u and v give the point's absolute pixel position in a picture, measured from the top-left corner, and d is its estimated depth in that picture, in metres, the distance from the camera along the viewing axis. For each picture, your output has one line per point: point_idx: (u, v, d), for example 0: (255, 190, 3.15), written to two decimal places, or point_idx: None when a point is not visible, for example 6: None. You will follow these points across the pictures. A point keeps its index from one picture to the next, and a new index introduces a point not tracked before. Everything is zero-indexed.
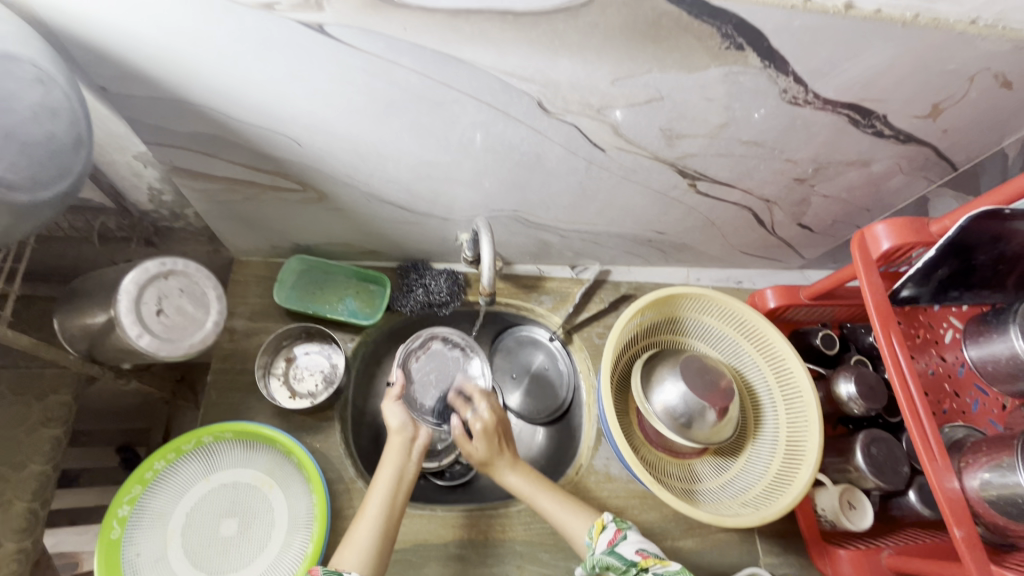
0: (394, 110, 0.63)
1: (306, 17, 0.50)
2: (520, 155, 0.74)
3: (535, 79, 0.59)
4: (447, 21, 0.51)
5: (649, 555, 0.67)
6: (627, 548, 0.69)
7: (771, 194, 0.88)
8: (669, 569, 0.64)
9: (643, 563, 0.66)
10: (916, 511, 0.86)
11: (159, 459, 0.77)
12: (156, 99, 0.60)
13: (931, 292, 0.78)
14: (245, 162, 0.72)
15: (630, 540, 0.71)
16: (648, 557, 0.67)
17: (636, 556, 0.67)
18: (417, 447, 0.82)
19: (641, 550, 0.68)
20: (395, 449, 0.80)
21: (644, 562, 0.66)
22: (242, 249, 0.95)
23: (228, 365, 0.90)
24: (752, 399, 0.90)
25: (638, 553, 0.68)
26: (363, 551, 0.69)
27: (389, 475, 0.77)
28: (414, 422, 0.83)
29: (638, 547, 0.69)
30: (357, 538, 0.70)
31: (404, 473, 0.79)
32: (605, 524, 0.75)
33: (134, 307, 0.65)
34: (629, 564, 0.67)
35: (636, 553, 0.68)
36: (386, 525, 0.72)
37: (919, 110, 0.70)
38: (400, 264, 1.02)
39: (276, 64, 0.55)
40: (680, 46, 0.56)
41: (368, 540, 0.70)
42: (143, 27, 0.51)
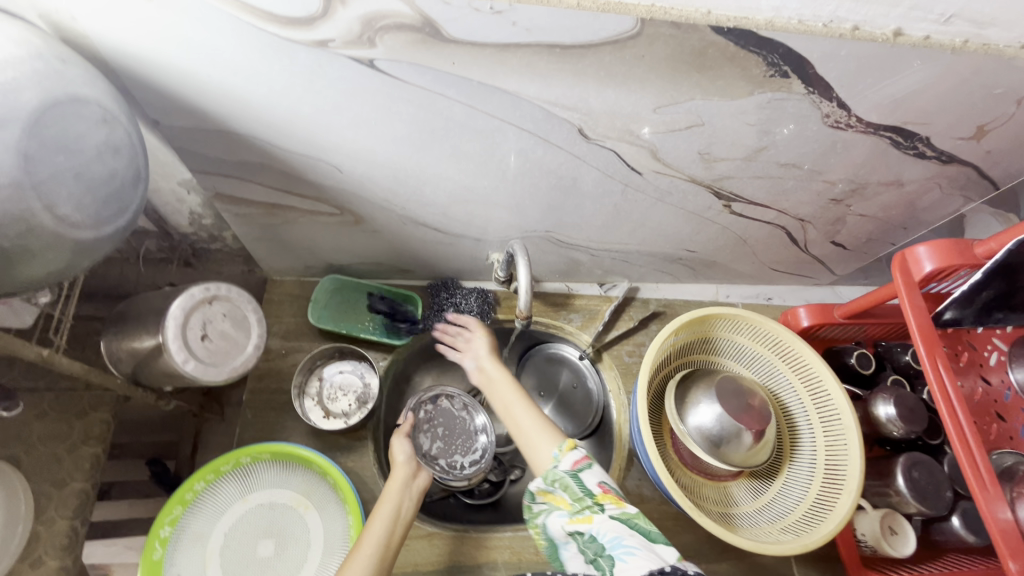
0: (436, 138, 0.64)
1: (358, 53, 0.51)
2: (556, 180, 0.74)
3: (577, 107, 0.60)
4: (496, 54, 0.52)
5: (609, 491, 0.63)
6: (589, 476, 0.65)
7: (805, 213, 0.88)
8: (626, 513, 0.62)
9: (601, 500, 0.63)
10: (960, 537, 0.83)
11: (198, 480, 0.78)
12: (205, 131, 0.61)
13: (975, 313, 0.76)
14: (287, 189, 0.73)
15: (593, 469, 0.66)
16: (608, 494, 0.63)
17: (596, 489, 0.64)
18: (417, 488, 0.75)
19: (603, 483, 0.64)
20: (395, 485, 0.74)
21: (602, 498, 0.63)
22: (277, 269, 0.97)
23: (263, 385, 0.92)
24: (788, 421, 0.89)
25: (598, 486, 0.64)
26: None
27: (388, 511, 0.71)
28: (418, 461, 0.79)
29: (600, 477, 0.65)
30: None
31: (402, 511, 0.72)
32: (577, 443, 0.67)
33: (181, 332, 0.66)
34: (588, 497, 0.63)
35: (597, 485, 0.64)
36: (381, 565, 0.66)
37: (963, 132, 0.69)
38: (430, 282, 1.03)
39: (325, 98, 0.56)
40: (725, 74, 0.56)
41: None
42: (200, 64, 0.52)
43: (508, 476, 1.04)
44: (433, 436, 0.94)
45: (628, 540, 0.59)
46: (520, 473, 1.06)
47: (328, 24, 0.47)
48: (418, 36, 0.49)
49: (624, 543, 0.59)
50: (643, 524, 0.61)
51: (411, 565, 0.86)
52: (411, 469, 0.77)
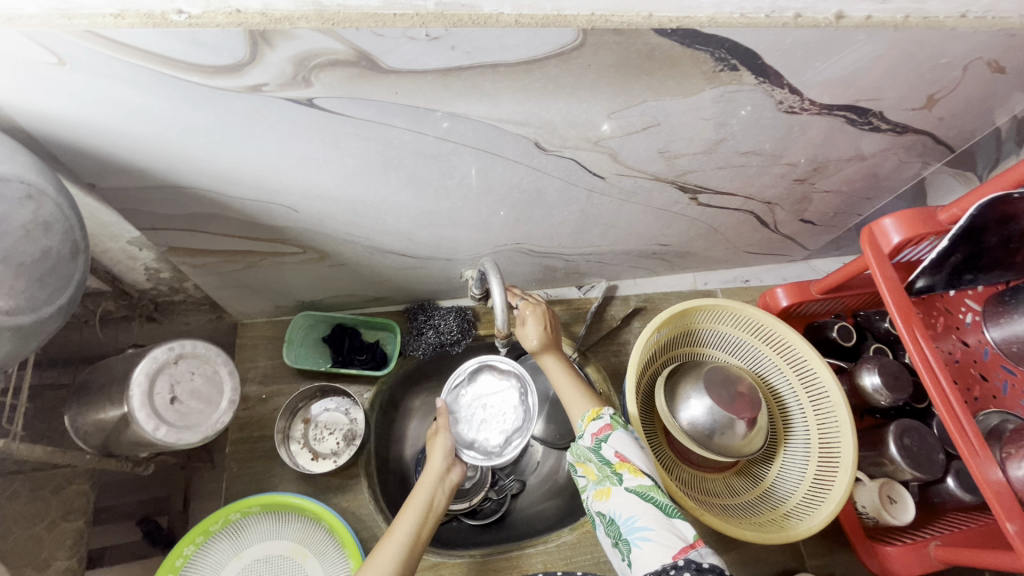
0: (390, 168, 0.62)
1: (294, 93, 0.48)
2: (520, 194, 0.73)
3: (530, 122, 0.58)
4: (439, 79, 0.50)
5: (626, 461, 0.64)
6: (608, 448, 0.66)
7: (771, 196, 0.88)
8: (642, 487, 0.62)
9: (618, 471, 0.64)
10: (957, 497, 0.84)
11: (188, 543, 0.75)
12: (145, 187, 0.58)
13: (946, 279, 0.77)
14: (243, 234, 0.70)
15: (613, 439, 0.67)
16: (624, 464, 0.64)
17: (613, 459, 0.65)
18: (450, 483, 0.73)
19: (619, 453, 0.65)
20: (428, 478, 0.72)
21: (619, 469, 0.64)
22: (246, 313, 0.93)
23: (245, 434, 0.89)
24: (779, 403, 0.89)
25: (616, 456, 0.65)
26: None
27: (421, 500, 0.69)
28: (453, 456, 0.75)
29: (617, 448, 0.66)
30: (382, 562, 0.62)
31: (435, 503, 0.70)
32: (600, 414, 0.70)
33: (147, 399, 0.63)
34: (606, 469, 0.65)
35: (614, 456, 0.65)
36: (410, 554, 0.64)
37: (914, 103, 0.70)
38: (406, 306, 1.01)
39: (267, 141, 0.54)
40: (675, 74, 0.55)
41: (391, 570, 0.61)
42: (126, 121, 0.49)
43: (508, 492, 1.04)
44: (470, 422, 0.83)
45: (642, 519, 0.60)
46: (521, 486, 1.06)
47: (258, 68, 0.45)
48: (355, 70, 0.47)
49: (638, 524, 0.60)
50: (660, 498, 0.61)
51: None
52: (446, 464, 0.74)
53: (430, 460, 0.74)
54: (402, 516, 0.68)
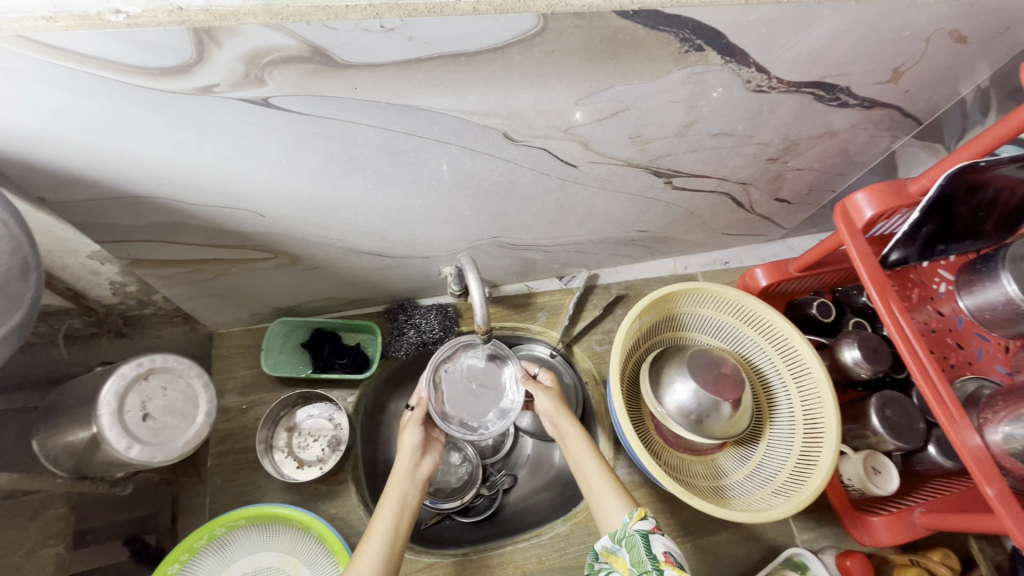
0: (357, 166, 0.60)
1: (249, 93, 0.47)
2: (492, 186, 0.71)
3: (497, 112, 0.57)
4: (399, 72, 0.48)
5: (673, 561, 0.59)
6: (657, 544, 0.62)
7: (746, 177, 0.88)
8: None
9: (662, 566, 0.58)
10: (939, 464, 0.86)
11: (173, 562, 0.73)
12: (99, 199, 0.56)
13: (919, 250, 0.78)
14: (210, 243, 0.68)
15: (666, 540, 0.62)
16: (670, 562, 0.59)
17: (659, 555, 0.60)
18: (422, 476, 0.77)
19: (668, 552, 0.60)
20: (400, 475, 0.75)
21: (662, 566, 0.58)
22: (221, 323, 0.91)
23: (227, 447, 0.87)
24: (763, 383, 0.90)
25: (663, 554, 0.60)
26: (370, 574, 0.65)
27: (395, 498, 0.72)
28: (423, 451, 0.78)
29: (667, 547, 0.61)
30: (364, 564, 0.66)
31: (408, 498, 0.73)
32: (647, 514, 0.66)
33: (117, 418, 0.61)
34: (648, 560, 0.60)
35: (661, 553, 0.60)
36: (392, 551, 0.68)
37: (880, 77, 0.70)
38: (386, 306, 0.99)
39: (226, 144, 0.52)
40: (640, 57, 0.55)
41: (375, 568, 0.66)
42: (72, 130, 0.47)
43: (499, 487, 1.03)
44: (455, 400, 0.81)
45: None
46: (512, 481, 1.04)
47: (207, 68, 0.43)
48: (310, 66, 0.45)
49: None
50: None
51: None
52: (416, 459, 0.77)
53: (400, 456, 0.77)
54: (379, 516, 0.71)
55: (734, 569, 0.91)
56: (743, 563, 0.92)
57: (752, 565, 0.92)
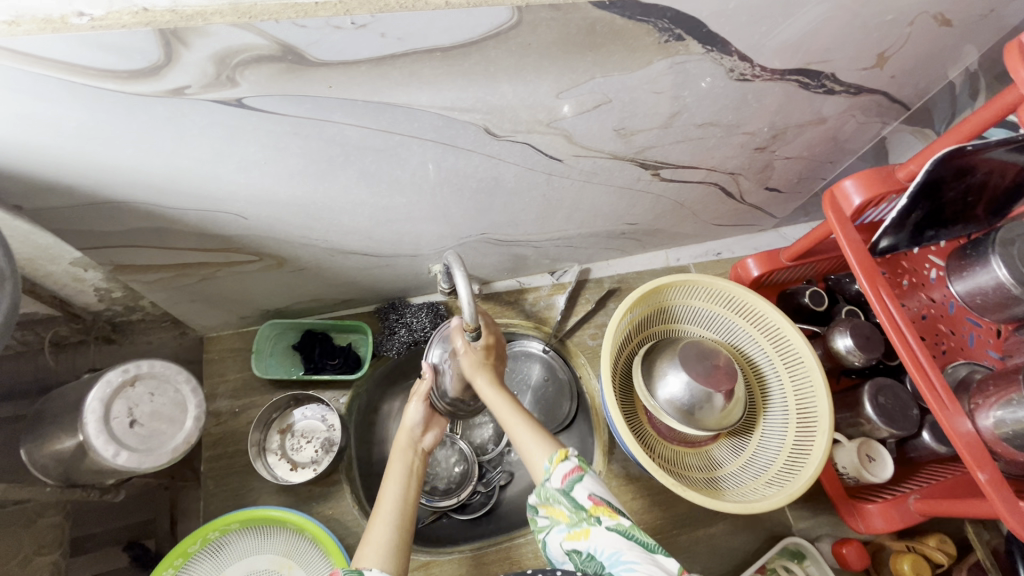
0: (336, 166, 0.60)
1: (221, 95, 0.46)
2: (476, 182, 0.71)
3: (476, 108, 0.56)
4: (373, 69, 0.48)
5: (602, 502, 0.58)
6: (581, 490, 0.60)
7: (734, 166, 0.87)
8: (622, 526, 0.57)
9: (595, 513, 0.58)
10: (933, 450, 0.86)
11: (167, 568, 0.73)
12: (76, 205, 0.56)
13: (909, 236, 0.78)
14: (194, 247, 0.68)
15: (585, 480, 0.60)
16: (600, 505, 0.58)
17: (588, 501, 0.59)
18: (424, 448, 0.76)
19: (593, 494, 0.59)
20: (400, 448, 0.74)
21: (595, 511, 0.58)
22: (210, 327, 0.91)
23: (220, 450, 0.87)
24: (756, 373, 0.90)
25: (590, 498, 0.59)
26: (383, 543, 0.60)
27: (400, 468, 0.70)
28: (425, 425, 0.78)
29: (591, 489, 0.59)
30: (377, 534, 0.60)
31: (413, 467, 0.71)
32: (567, 454, 0.63)
33: (103, 425, 0.61)
34: (581, 512, 0.58)
35: (587, 499, 0.59)
36: (405, 517, 0.64)
37: (865, 62, 0.70)
38: (377, 306, 0.99)
39: (202, 147, 0.52)
40: (618, 48, 0.54)
41: (387, 537, 0.60)
42: (42, 136, 0.46)
43: (495, 484, 1.03)
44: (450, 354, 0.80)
45: (626, 555, 0.54)
46: (508, 477, 1.04)
47: (177, 70, 0.43)
48: (282, 65, 0.45)
49: (623, 559, 0.54)
50: (642, 536, 0.56)
51: None
52: (418, 432, 0.76)
53: (401, 431, 0.76)
54: (387, 490, 0.67)
55: (730, 559, 0.92)
56: (739, 553, 0.92)
57: (749, 555, 0.92)
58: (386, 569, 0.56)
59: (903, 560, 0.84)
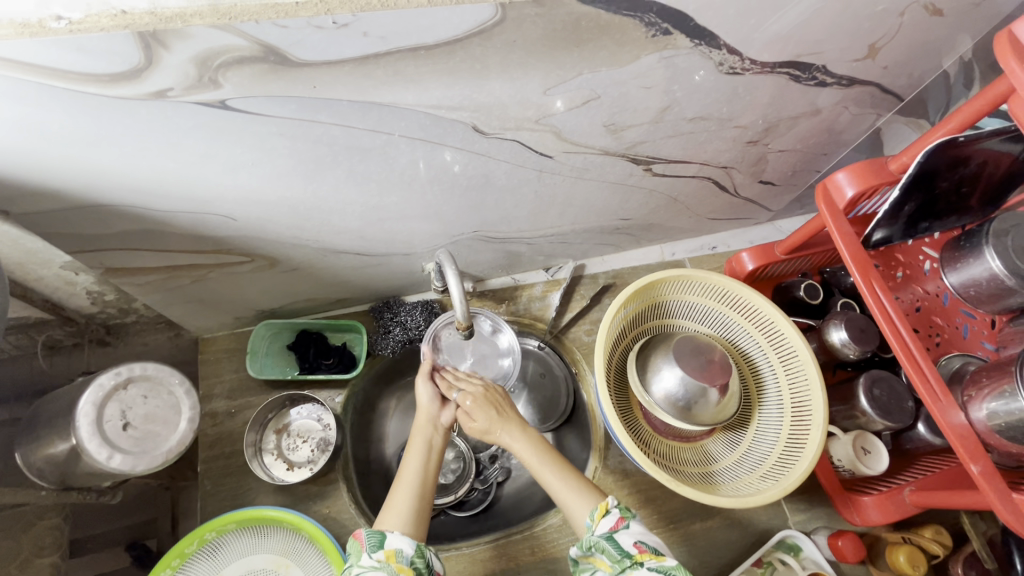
0: (325, 166, 0.60)
1: (204, 96, 0.46)
2: (467, 180, 0.71)
3: (463, 106, 0.56)
4: (357, 68, 0.47)
5: (647, 549, 0.60)
6: (626, 537, 0.62)
7: (727, 160, 0.87)
8: (664, 565, 0.58)
9: (640, 558, 0.59)
10: (928, 442, 0.86)
11: (164, 568, 0.74)
12: (64, 209, 0.56)
13: (902, 228, 0.78)
14: (185, 249, 0.68)
15: (632, 528, 0.63)
16: (646, 552, 0.60)
17: (633, 548, 0.60)
18: (444, 426, 0.78)
19: (639, 542, 0.61)
20: (421, 425, 0.77)
21: (640, 558, 0.59)
22: (205, 328, 0.91)
23: (216, 451, 0.87)
24: (751, 367, 0.90)
25: (635, 545, 0.61)
26: (405, 512, 0.66)
27: (421, 445, 0.74)
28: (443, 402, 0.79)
29: (636, 537, 0.62)
30: (399, 502, 0.67)
31: (433, 443, 0.75)
32: (609, 507, 0.65)
33: (97, 428, 0.61)
34: (626, 559, 0.60)
35: (633, 546, 0.61)
36: (425, 487, 0.70)
37: (857, 54, 0.69)
38: (372, 305, 0.99)
39: (186, 149, 0.51)
40: (605, 44, 0.54)
41: (408, 506, 0.67)
42: (25, 140, 0.46)
43: (493, 481, 1.04)
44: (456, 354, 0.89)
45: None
46: (505, 474, 1.05)
47: (158, 72, 0.42)
48: (265, 66, 0.45)
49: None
50: (682, 574, 0.57)
51: None
52: (436, 409, 0.78)
53: (419, 411, 0.78)
54: (408, 462, 0.73)
55: (726, 552, 0.92)
56: (736, 547, 0.92)
57: (745, 548, 0.92)
58: (407, 538, 0.63)
59: (899, 552, 0.84)
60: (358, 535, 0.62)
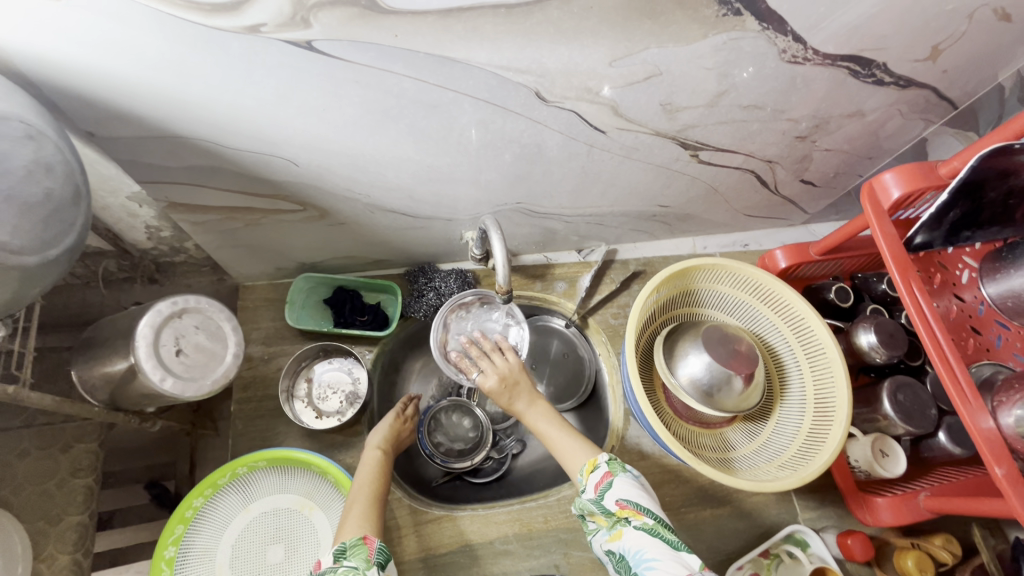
0: (390, 119, 0.62)
1: (293, 35, 0.48)
2: (520, 148, 0.72)
3: (531, 70, 0.58)
4: (439, 21, 0.49)
5: (628, 505, 0.63)
6: (608, 496, 0.65)
7: (772, 154, 0.88)
8: (649, 524, 0.61)
9: (623, 515, 0.63)
10: (948, 451, 0.86)
11: (197, 496, 0.77)
12: (144, 138, 0.58)
13: (944, 235, 0.78)
14: (246, 191, 0.71)
15: (615, 487, 0.65)
16: (627, 509, 0.62)
17: (614, 506, 0.63)
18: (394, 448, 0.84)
19: (620, 499, 0.63)
20: (374, 447, 0.83)
21: (623, 514, 0.63)
22: (247, 275, 0.94)
23: (250, 393, 0.90)
24: (776, 362, 0.91)
25: (617, 502, 0.63)
26: (361, 520, 0.68)
27: (373, 462, 0.80)
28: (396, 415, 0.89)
29: (619, 494, 0.64)
30: (356, 511, 0.70)
31: (386, 463, 0.80)
32: (597, 464, 0.69)
33: (153, 350, 0.63)
34: (611, 516, 0.64)
35: (615, 504, 0.64)
36: (376, 500, 0.73)
37: (918, 54, 0.69)
38: (407, 269, 1.02)
39: (267, 86, 0.53)
40: (676, 19, 0.55)
41: (365, 515, 0.69)
42: (126, 65, 0.49)
43: (509, 451, 1.05)
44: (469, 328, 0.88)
45: (650, 553, 0.59)
46: (521, 447, 1.06)
47: (256, 6, 0.45)
48: (354, 10, 0.46)
49: (646, 556, 0.59)
50: (668, 533, 0.60)
51: (425, 551, 0.85)
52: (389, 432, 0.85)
53: (376, 434, 0.85)
54: (360, 478, 0.77)
55: (733, 541, 0.93)
56: (745, 536, 0.94)
57: (754, 539, 0.94)
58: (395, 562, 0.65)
59: (908, 556, 0.84)
60: (367, 540, 0.63)
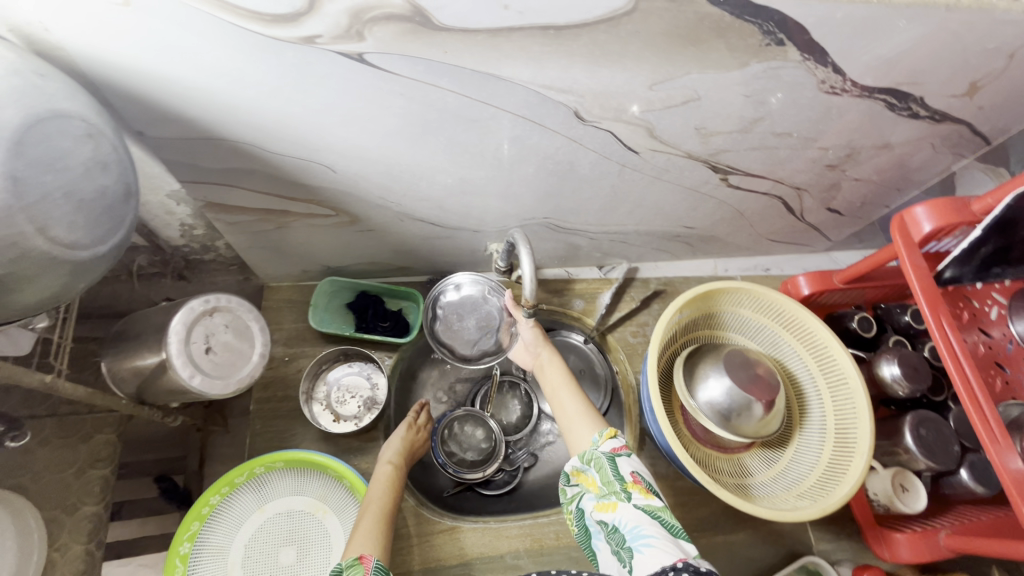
0: (430, 131, 0.63)
1: (346, 47, 0.49)
2: (554, 164, 0.73)
3: (572, 89, 0.58)
4: (489, 39, 0.50)
5: (640, 482, 0.63)
6: (624, 464, 0.65)
7: (802, 181, 0.88)
8: (652, 506, 0.60)
9: (630, 489, 0.62)
10: (970, 489, 0.84)
11: (214, 493, 0.78)
12: (191, 139, 0.60)
13: (975, 270, 0.77)
14: (283, 195, 0.72)
15: (631, 459, 0.66)
16: (638, 483, 0.62)
17: (628, 476, 0.63)
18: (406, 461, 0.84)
19: (636, 473, 0.64)
20: (386, 461, 0.82)
21: (631, 487, 0.62)
22: (273, 276, 0.95)
23: (269, 393, 0.91)
24: (796, 389, 0.90)
25: (631, 475, 0.63)
26: (372, 535, 0.68)
27: (384, 475, 0.79)
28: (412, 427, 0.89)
29: (634, 468, 0.64)
30: (366, 526, 0.70)
31: (397, 477, 0.80)
32: (617, 433, 0.68)
33: (184, 347, 0.64)
34: (617, 482, 0.63)
35: (629, 474, 0.63)
36: (386, 515, 0.73)
37: (956, 89, 0.70)
38: (430, 277, 1.02)
39: (316, 95, 0.55)
40: (720, 47, 0.55)
41: (374, 529, 0.69)
42: (184, 70, 0.51)
43: (520, 464, 1.05)
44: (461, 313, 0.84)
45: (647, 529, 0.57)
46: (532, 460, 1.06)
47: (315, 18, 0.46)
48: (408, 25, 0.47)
49: (642, 532, 0.57)
50: (668, 519, 0.59)
51: (434, 561, 0.85)
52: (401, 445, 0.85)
53: (388, 447, 0.85)
54: (372, 492, 0.76)
55: (746, 569, 0.92)
56: (757, 564, 0.93)
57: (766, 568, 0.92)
58: None
59: None
60: (363, 560, 0.61)
